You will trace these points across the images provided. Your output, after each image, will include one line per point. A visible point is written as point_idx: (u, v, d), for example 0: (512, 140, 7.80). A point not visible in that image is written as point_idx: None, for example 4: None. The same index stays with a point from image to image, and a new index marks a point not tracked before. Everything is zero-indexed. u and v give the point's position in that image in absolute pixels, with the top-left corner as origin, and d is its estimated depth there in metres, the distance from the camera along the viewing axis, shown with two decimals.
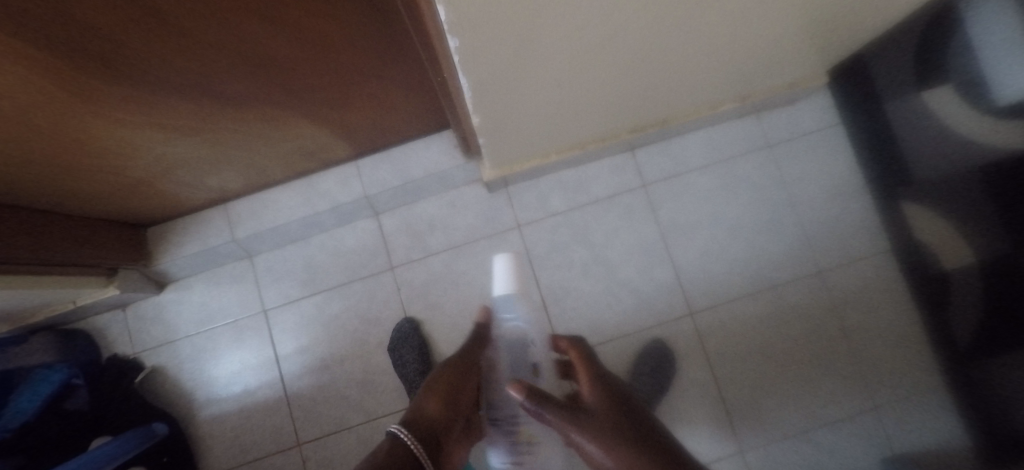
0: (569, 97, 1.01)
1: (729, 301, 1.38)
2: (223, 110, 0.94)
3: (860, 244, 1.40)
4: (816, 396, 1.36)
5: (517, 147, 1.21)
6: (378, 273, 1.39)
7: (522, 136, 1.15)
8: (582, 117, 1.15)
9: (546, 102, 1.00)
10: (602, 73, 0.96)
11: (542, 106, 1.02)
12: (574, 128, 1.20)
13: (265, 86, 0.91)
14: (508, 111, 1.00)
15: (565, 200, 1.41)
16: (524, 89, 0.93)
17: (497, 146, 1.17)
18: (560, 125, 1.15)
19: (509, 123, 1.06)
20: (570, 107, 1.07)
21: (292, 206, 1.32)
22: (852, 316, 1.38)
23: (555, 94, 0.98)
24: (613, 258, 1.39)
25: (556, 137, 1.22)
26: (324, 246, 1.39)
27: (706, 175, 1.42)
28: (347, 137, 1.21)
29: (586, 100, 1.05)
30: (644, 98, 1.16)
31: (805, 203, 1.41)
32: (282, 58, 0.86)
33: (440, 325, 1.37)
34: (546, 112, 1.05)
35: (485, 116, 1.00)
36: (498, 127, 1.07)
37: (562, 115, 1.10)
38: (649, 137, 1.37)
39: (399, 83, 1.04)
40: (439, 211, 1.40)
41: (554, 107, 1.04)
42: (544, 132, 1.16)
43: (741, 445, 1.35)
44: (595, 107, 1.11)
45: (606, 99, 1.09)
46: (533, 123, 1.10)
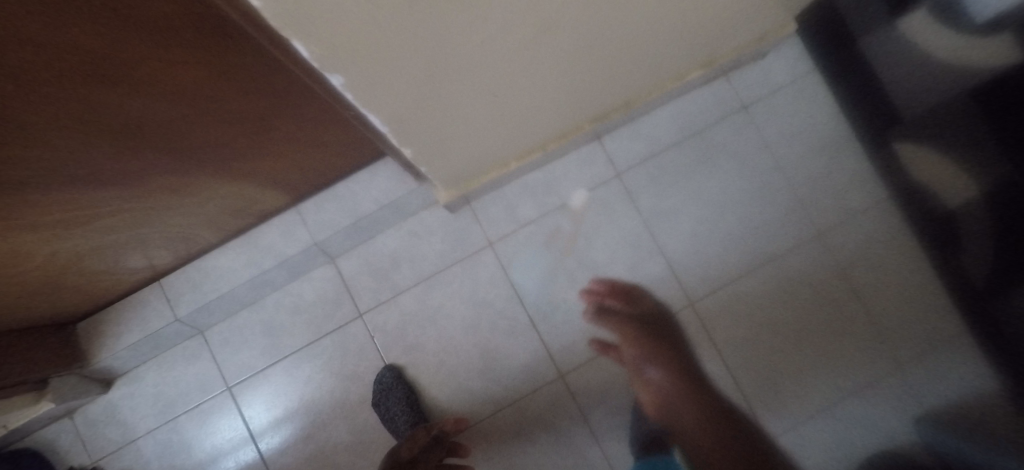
0: (508, 103, 0.88)
1: (730, 283, 1.26)
2: (113, 192, 0.80)
3: (857, 196, 1.28)
4: (838, 367, 1.24)
5: (468, 166, 1.08)
6: (347, 323, 1.25)
7: (469, 154, 1.02)
8: (532, 119, 1.02)
9: (483, 113, 0.86)
10: (539, 74, 0.83)
11: (479, 119, 0.88)
12: (528, 132, 1.07)
13: (153, 154, 0.77)
14: (442, 134, 0.86)
15: (536, 207, 1.28)
16: (451, 109, 0.79)
17: (445, 171, 1.05)
18: (510, 132, 1.02)
19: (448, 145, 0.93)
20: (512, 114, 0.93)
21: (235, 269, 1.18)
22: (860, 274, 1.26)
23: (490, 103, 0.84)
24: (598, 259, 1.27)
25: (510, 146, 1.09)
26: (281, 304, 1.25)
27: (681, 152, 1.30)
28: (276, 184, 1.07)
29: (529, 102, 0.92)
30: (598, 86, 1.03)
31: (792, 162, 1.29)
32: (161, 116, 0.72)
33: (425, 367, 1.25)
34: (488, 123, 0.92)
35: (417, 146, 0.86)
36: (437, 152, 0.93)
37: (506, 123, 0.97)
38: (614, 122, 1.24)
39: (304, 109, 0.89)
40: (401, 243, 1.27)
41: (495, 117, 0.91)
42: (493, 145, 1.04)
43: (767, 434, 1.23)
44: (543, 107, 0.98)
45: (551, 96, 0.95)
46: (477, 140, 0.96)
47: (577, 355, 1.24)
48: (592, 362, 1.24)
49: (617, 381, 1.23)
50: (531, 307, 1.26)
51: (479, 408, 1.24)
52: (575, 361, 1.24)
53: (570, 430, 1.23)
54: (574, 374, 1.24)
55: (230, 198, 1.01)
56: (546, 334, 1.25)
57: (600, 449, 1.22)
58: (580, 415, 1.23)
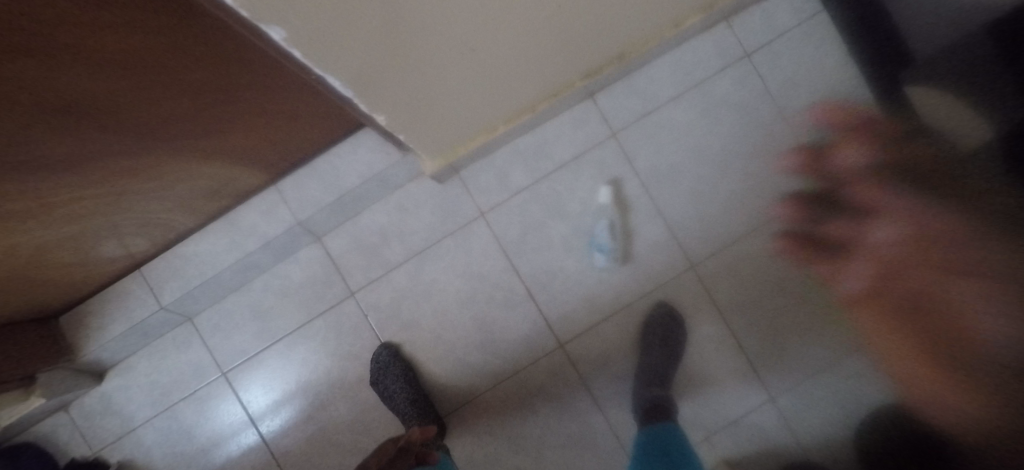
0: (486, 60, 0.81)
1: (732, 242, 1.22)
2: (65, 179, 0.75)
3: (865, 144, 1.22)
4: (840, 322, 1.22)
5: (454, 133, 1.03)
6: (339, 303, 1.22)
7: (452, 119, 0.96)
8: (518, 79, 0.95)
9: (459, 73, 0.80)
10: (515, 24, 0.77)
11: (457, 80, 0.81)
12: (516, 93, 1.01)
13: (102, 135, 0.72)
14: (417, 98, 0.80)
15: (528, 173, 1.22)
16: (422, 69, 0.73)
17: (428, 140, 0.99)
18: (496, 94, 0.96)
19: (425, 111, 0.86)
20: (493, 73, 0.87)
21: (219, 253, 1.14)
22: (867, 226, 1.22)
23: (465, 62, 0.78)
24: (595, 224, 1.22)
25: (497, 108, 1.03)
26: (269, 287, 1.22)
27: (679, 106, 1.23)
28: (251, 161, 1.01)
29: (509, 59, 0.85)
30: (588, 38, 0.95)
31: (797, 112, 1.22)
32: (107, 93, 0.67)
33: (422, 343, 1.22)
34: (466, 85, 0.85)
35: (390, 112, 0.80)
36: (415, 119, 0.87)
37: (487, 85, 0.90)
38: (607, 78, 1.17)
39: (270, 84, 0.83)
40: (389, 218, 1.22)
41: (474, 77, 0.84)
42: (477, 109, 0.98)
43: (772, 392, 1.21)
44: (528, 65, 0.92)
45: (534, 51, 0.88)
46: (457, 103, 0.90)
47: (577, 324, 1.21)
48: (592, 330, 1.21)
49: (619, 347, 1.20)
50: (527, 276, 1.22)
51: (479, 381, 1.21)
52: (574, 330, 1.21)
53: (573, 397, 1.20)
54: (574, 343, 1.21)
55: (201, 179, 0.96)
56: (544, 304, 1.21)
57: (603, 416, 1.20)
58: (582, 383, 1.20)
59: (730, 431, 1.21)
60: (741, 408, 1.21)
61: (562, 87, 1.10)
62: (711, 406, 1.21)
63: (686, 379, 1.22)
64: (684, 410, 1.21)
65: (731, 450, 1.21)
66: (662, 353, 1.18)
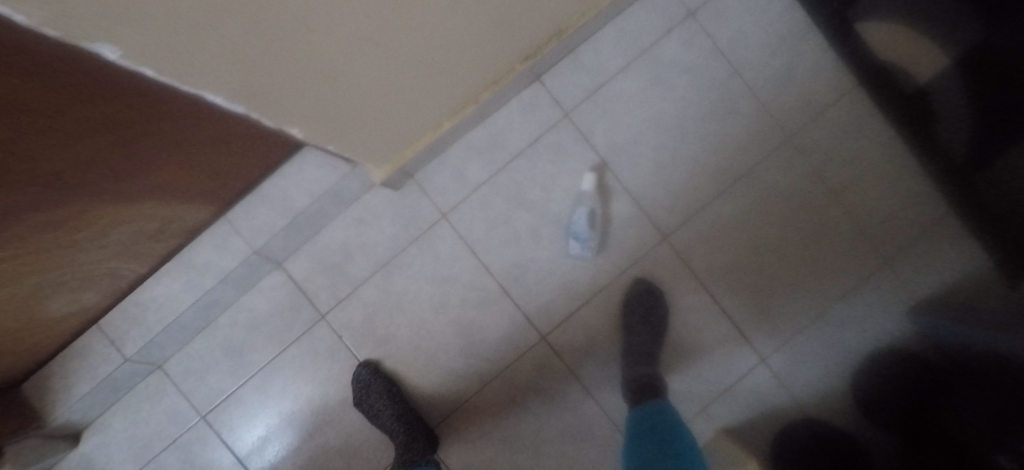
0: (401, 55, 0.76)
1: (701, 208, 1.19)
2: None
3: (823, 89, 1.19)
4: (821, 273, 1.19)
5: (393, 136, 0.98)
6: (310, 327, 1.18)
7: (385, 123, 0.91)
8: (448, 71, 0.91)
9: (372, 71, 0.75)
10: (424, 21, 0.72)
11: (372, 79, 0.76)
12: (453, 87, 0.97)
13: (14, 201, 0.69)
14: (328, 100, 0.75)
15: (485, 166, 1.18)
16: (320, 69, 0.68)
17: (364, 148, 0.95)
18: (428, 90, 0.92)
19: (347, 115, 0.81)
20: (416, 68, 0.82)
21: (177, 295, 1.10)
22: (835, 172, 1.19)
23: (376, 58, 0.72)
24: (560, 210, 1.18)
25: (436, 105, 0.99)
26: (236, 322, 1.17)
27: (630, 76, 1.19)
28: (194, 195, 0.97)
29: (429, 52, 0.80)
30: (515, 19, 0.91)
31: (750, 65, 1.19)
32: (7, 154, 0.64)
33: (402, 356, 1.18)
34: (387, 84, 0.80)
35: (300, 118, 0.75)
36: (338, 124, 0.82)
37: (413, 81, 0.85)
38: (550, 57, 1.13)
39: (188, 122, 0.80)
40: (349, 233, 1.18)
41: (393, 75, 0.79)
42: (412, 108, 0.93)
43: (762, 354, 1.19)
44: (454, 55, 0.87)
45: (457, 40, 0.83)
46: (383, 105, 0.85)
47: (556, 313, 1.18)
48: (572, 317, 1.18)
49: (601, 330, 1.18)
50: (499, 272, 1.18)
51: (466, 386, 1.18)
52: (554, 320, 1.18)
53: (562, 388, 1.18)
54: (556, 333, 1.18)
55: (146, 219, 0.93)
56: (520, 298, 1.18)
57: (595, 402, 1.18)
58: (570, 373, 1.18)
59: (725, 399, 1.19)
60: (732, 374, 1.19)
61: (504, 72, 1.06)
62: (703, 376, 1.19)
63: (675, 353, 1.19)
64: (675, 385, 1.19)
65: (729, 418, 1.18)
66: (645, 328, 1.16)
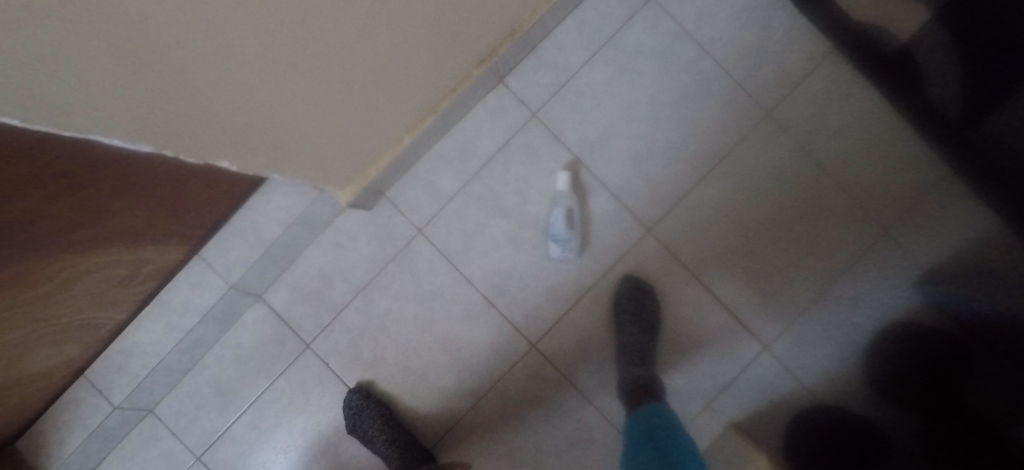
0: (328, 78, 0.71)
1: (684, 196, 1.14)
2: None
3: (800, 60, 1.14)
4: (819, 251, 1.13)
5: (344, 158, 0.94)
6: (297, 357, 1.16)
7: (329, 146, 0.87)
8: (389, 87, 0.86)
9: (299, 98, 0.70)
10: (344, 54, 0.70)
11: (302, 106, 0.72)
12: (401, 101, 0.94)
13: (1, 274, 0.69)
14: (257, 133, 0.71)
15: (456, 176, 1.16)
16: (237, 105, 0.63)
17: (313, 173, 0.90)
18: (370, 109, 0.87)
19: (283, 144, 0.77)
20: (350, 88, 0.77)
21: (158, 338, 1.08)
22: (822, 144, 1.13)
23: (300, 85, 0.68)
24: (538, 213, 1.15)
25: (387, 121, 0.96)
26: (223, 359, 1.16)
27: (595, 68, 1.15)
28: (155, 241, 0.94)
29: (360, 70, 0.76)
30: (458, 31, 0.90)
31: (720, 43, 1.14)
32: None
33: (392, 378, 1.16)
34: (321, 108, 0.76)
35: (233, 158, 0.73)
36: (276, 155, 0.78)
37: (351, 102, 0.81)
38: (509, 58, 1.10)
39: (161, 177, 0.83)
40: (326, 258, 1.16)
41: (326, 98, 0.75)
42: (356, 128, 0.89)
43: (764, 342, 1.13)
44: (391, 70, 0.82)
45: (390, 54, 0.79)
46: (322, 129, 0.81)
47: (543, 320, 1.14)
48: (561, 322, 1.14)
49: (593, 333, 1.14)
50: (482, 283, 1.15)
51: (459, 402, 1.15)
52: (543, 326, 1.14)
53: (557, 396, 1.14)
54: (546, 340, 1.14)
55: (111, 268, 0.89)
56: (506, 308, 1.15)
57: (593, 407, 1.14)
58: (565, 379, 1.14)
59: (730, 392, 1.13)
60: (735, 366, 1.13)
61: (459, 79, 1.04)
62: (703, 370, 1.14)
63: (672, 349, 1.15)
64: (675, 382, 1.14)
65: (736, 412, 1.13)
66: (637, 326, 1.11)
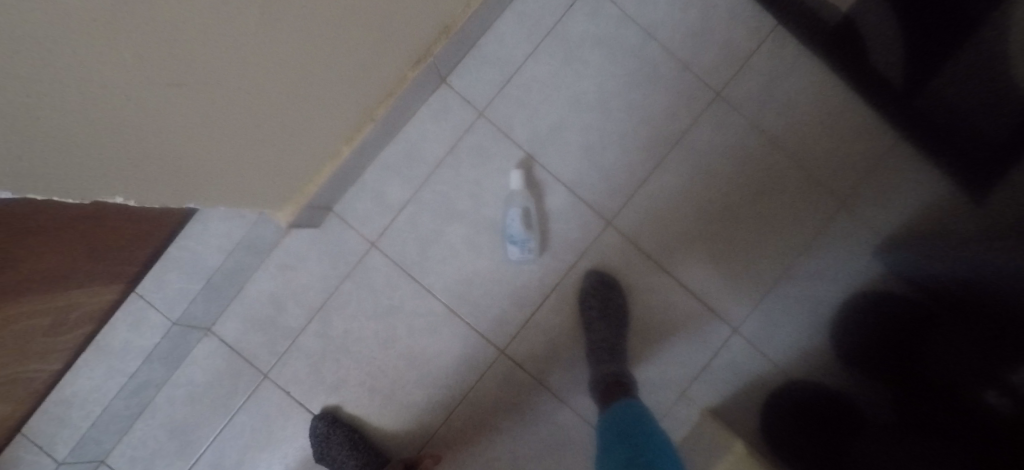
0: (229, 88, 0.65)
1: (642, 184, 1.12)
2: None
3: (745, 36, 1.12)
4: (779, 227, 1.12)
5: (273, 178, 0.89)
6: (255, 389, 1.10)
7: (259, 166, 0.82)
8: (309, 97, 0.81)
9: (198, 113, 0.64)
10: (249, 62, 0.65)
11: (205, 123, 0.66)
12: (328, 113, 0.89)
13: None
14: (156, 159, 0.64)
15: (405, 184, 1.11)
16: (120, 129, 0.56)
17: (240, 198, 0.84)
18: (291, 122, 0.81)
19: (194, 170, 0.70)
20: (263, 99, 0.72)
21: (100, 384, 1.01)
22: (773, 120, 1.12)
23: (195, 97, 0.62)
24: (493, 214, 1.11)
25: (316, 135, 0.90)
26: (176, 399, 1.09)
27: (539, 60, 1.11)
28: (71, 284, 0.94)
29: (267, 78, 0.70)
30: (381, 31, 0.86)
31: (663, 24, 1.12)
32: None
33: (358, 400, 1.11)
34: (230, 123, 0.70)
35: (151, 195, 0.68)
36: (189, 185, 0.72)
37: (264, 116, 0.75)
38: (448, 56, 1.06)
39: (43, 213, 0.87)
40: (276, 282, 1.10)
41: (231, 113, 0.68)
42: (280, 144, 0.83)
43: (732, 323, 1.12)
44: (306, 77, 0.77)
45: (300, 59, 0.73)
46: (236, 147, 0.74)
47: (509, 324, 1.11)
48: (527, 325, 1.11)
49: (562, 332, 1.11)
50: (443, 292, 1.11)
51: (430, 418, 1.11)
52: (509, 332, 1.11)
53: (531, 401, 1.11)
54: (514, 344, 1.11)
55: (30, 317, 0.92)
56: (469, 315, 1.11)
57: (569, 408, 1.11)
58: (537, 383, 1.11)
59: (704, 379, 1.12)
60: (706, 350, 1.12)
61: (395, 83, 1.00)
62: (675, 357, 1.12)
63: (642, 340, 1.13)
64: (647, 375, 1.12)
65: (710, 398, 1.13)
66: (604, 323, 1.08)
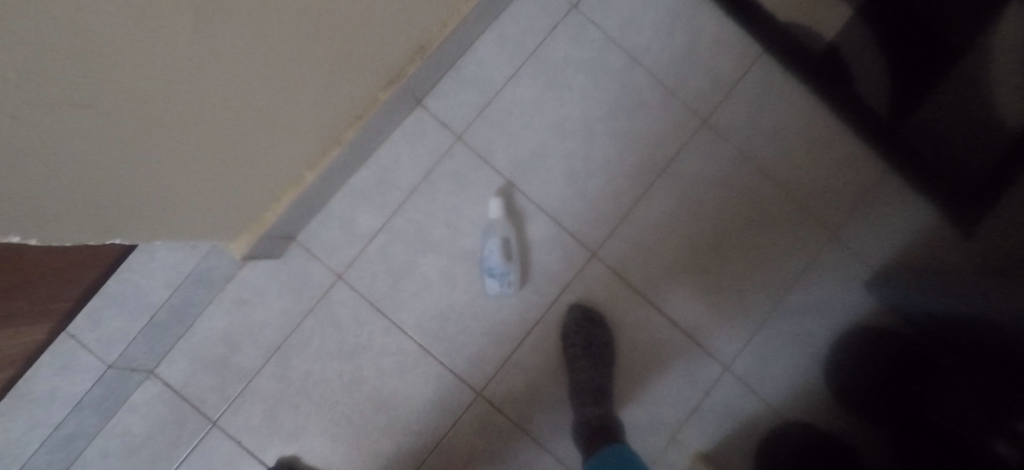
0: (155, 97, 0.55)
1: (628, 215, 1.06)
2: None
3: (732, 64, 1.09)
4: (769, 259, 1.07)
5: (220, 207, 0.79)
6: (202, 438, 0.99)
7: (207, 191, 0.73)
8: (261, 116, 0.72)
9: (114, 126, 0.53)
10: (189, 70, 0.57)
11: (127, 137, 0.56)
12: (282, 135, 0.80)
13: None
14: (65, 184, 0.53)
15: (377, 212, 1.03)
16: (13, 152, 0.46)
17: (179, 231, 0.73)
18: (239, 144, 0.72)
19: (112, 196, 0.59)
20: (209, 114, 0.64)
21: (19, 439, 0.90)
22: (762, 149, 1.08)
23: (111, 108, 0.52)
24: (471, 245, 1.04)
25: (273, 158, 0.82)
26: (109, 451, 0.96)
27: (521, 84, 1.06)
28: None
29: (214, 92, 0.62)
30: (349, 45, 0.79)
31: (648, 49, 1.08)
32: None
33: (321, 449, 1.00)
34: (159, 140, 0.60)
35: (76, 226, 0.58)
36: (121, 214, 0.62)
37: (203, 134, 0.65)
38: (424, 76, 1.00)
39: None
40: (230, 317, 1.00)
41: (161, 129, 0.59)
42: (227, 168, 0.73)
43: (724, 360, 1.06)
44: (257, 89, 0.68)
45: (248, 71, 0.65)
46: (170, 169, 0.64)
47: (488, 363, 1.03)
48: (507, 364, 1.03)
49: (543, 372, 1.03)
50: (416, 329, 1.02)
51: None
52: (487, 372, 1.03)
53: (510, 447, 1.02)
54: (493, 386, 1.02)
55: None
56: (444, 355, 1.02)
57: (551, 454, 1.02)
58: (517, 428, 1.02)
59: (695, 421, 1.05)
60: (698, 390, 1.06)
61: (365, 104, 0.93)
62: (664, 397, 1.05)
63: (628, 380, 1.06)
64: (635, 417, 1.05)
65: (701, 441, 1.05)
66: (589, 361, 1.01)
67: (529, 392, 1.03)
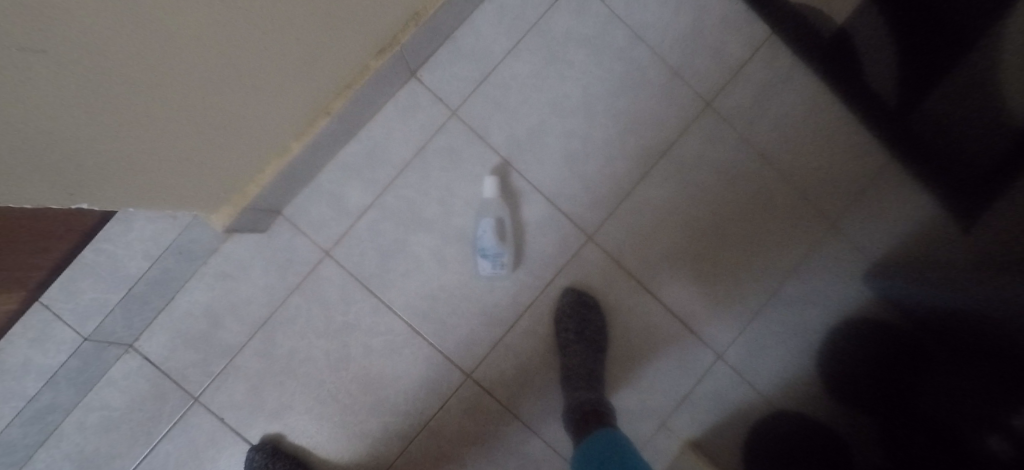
0: (121, 52, 0.52)
1: (625, 198, 1.04)
2: None
3: (737, 45, 1.05)
4: (768, 248, 1.05)
5: (200, 177, 0.76)
6: (183, 414, 0.96)
7: (187, 160, 0.70)
8: (243, 83, 0.69)
9: (65, 80, 0.50)
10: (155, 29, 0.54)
11: (83, 92, 0.52)
12: (267, 104, 0.76)
13: None
14: (12, 139, 0.50)
15: (367, 187, 1.00)
16: None
17: (156, 199, 0.71)
18: (221, 111, 0.69)
19: (74, 158, 0.56)
20: (184, 76, 0.60)
21: None
22: (765, 135, 1.05)
23: (66, 59, 0.49)
24: (463, 225, 1.01)
25: (257, 128, 0.79)
26: (86, 425, 0.94)
27: (520, 58, 1.02)
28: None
29: (188, 53, 0.59)
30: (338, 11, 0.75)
31: (653, 26, 1.04)
32: None
33: (304, 428, 0.98)
34: (125, 99, 0.56)
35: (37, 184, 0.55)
36: (90, 178, 0.60)
37: (178, 99, 0.62)
38: (419, 47, 0.96)
39: None
40: (213, 292, 0.97)
41: (129, 88, 0.56)
42: (207, 137, 0.70)
43: (717, 348, 1.05)
44: (238, 53, 0.65)
45: (225, 33, 0.61)
46: (143, 133, 0.61)
47: (478, 346, 1.01)
48: (497, 347, 1.01)
49: (534, 355, 1.01)
50: (405, 309, 1.00)
51: (386, 450, 0.99)
52: (477, 354, 1.01)
53: (499, 430, 1.00)
54: (482, 369, 1.01)
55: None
56: (434, 336, 1.00)
57: (540, 438, 1.01)
58: (507, 411, 1.01)
59: (686, 407, 1.04)
60: (688, 377, 1.04)
61: (354, 74, 0.89)
62: (655, 383, 1.04)
63: (618, 366, 1.04)
64: (625, 403, 1.04)
65: (692, 430, 1.04)
66: (581, 346, 0.99)
67: (518, 376, 1.01)
